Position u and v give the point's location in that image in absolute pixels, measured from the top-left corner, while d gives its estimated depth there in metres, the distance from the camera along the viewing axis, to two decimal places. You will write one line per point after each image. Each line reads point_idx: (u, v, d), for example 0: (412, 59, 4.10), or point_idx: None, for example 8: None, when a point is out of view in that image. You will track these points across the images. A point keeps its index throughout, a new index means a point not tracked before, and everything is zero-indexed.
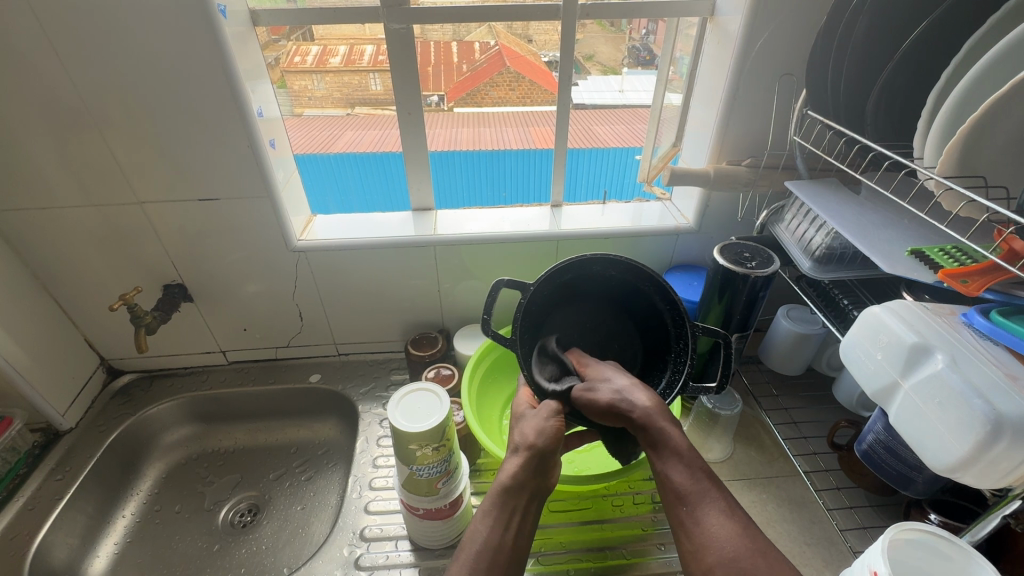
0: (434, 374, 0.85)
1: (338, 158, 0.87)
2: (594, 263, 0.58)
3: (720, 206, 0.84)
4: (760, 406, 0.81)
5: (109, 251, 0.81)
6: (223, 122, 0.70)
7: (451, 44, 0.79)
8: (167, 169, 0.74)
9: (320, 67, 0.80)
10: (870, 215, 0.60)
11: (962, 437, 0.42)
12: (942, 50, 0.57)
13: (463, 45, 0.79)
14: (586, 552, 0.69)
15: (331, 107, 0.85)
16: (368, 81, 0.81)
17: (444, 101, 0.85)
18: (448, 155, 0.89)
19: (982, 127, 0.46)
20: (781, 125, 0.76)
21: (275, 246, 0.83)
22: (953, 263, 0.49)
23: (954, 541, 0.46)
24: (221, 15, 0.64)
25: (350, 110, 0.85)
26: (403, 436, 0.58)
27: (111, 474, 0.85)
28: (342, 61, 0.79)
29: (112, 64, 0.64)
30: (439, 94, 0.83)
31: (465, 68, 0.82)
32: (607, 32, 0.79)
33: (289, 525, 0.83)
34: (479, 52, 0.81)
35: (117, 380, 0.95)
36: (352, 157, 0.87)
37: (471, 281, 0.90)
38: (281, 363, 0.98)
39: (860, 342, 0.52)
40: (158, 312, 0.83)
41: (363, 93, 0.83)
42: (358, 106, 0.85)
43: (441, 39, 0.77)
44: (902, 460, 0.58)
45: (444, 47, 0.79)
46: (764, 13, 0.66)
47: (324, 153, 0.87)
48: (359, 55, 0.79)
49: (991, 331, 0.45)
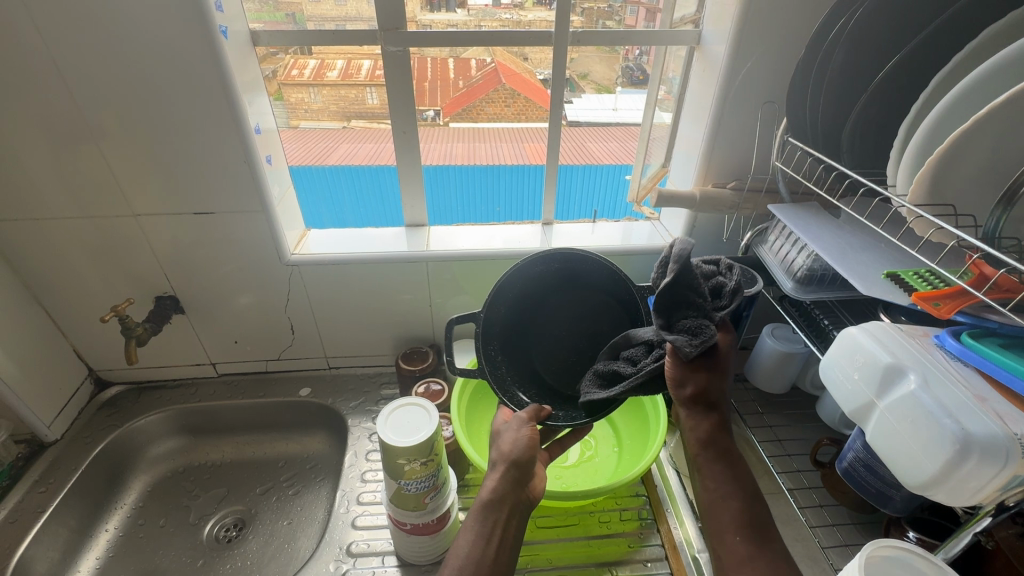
0: (423, 390, 0.85)
1: (333, 170, 0.88)
2: (530, 264, 0.60)
3: (707, 226, 0.86)
4: (745, 423, 0.82)
5: (102, 262, 0.81)
6: (220, 136, 0.71)
7: (448, 61, 0.80)
8: (163, 183, 0.75)
9: (317, 81, 0.81)
10: (848, 239, 0.63)
11: (933, 457, 0.43)
12: (911, 86, 0.60)
13: (459, 62, 0.81)
14: (571, 569, 0.70)
15: (327, 120, 0.86)
16: (365, 95, 0.82)
17: (440, 116, 0.86)
18: (442, 169, 0.90)
19: (950, 157, 0.48)
20: (765, 149, 0.79)
21: (268, 260, 0.83)
22: (927, 286, 0.51)
23: (929, 559, 0.47)
24: (221, 35, 0.65)
25: (347, 123, 0.86)
26: (391, 451, 0.58)
27: (95, 487, 0.84)
28: (338, 75, 0.81)
29: (113, 80, 0.66)
30: (435, 110, 0.84)
31: (461, 84, 0.84)
32: (602, 52, 0.81)
33: (275, 541, 0.83)
34: (475, 69, 0.83)
35: (105, 391, 0.95)
36: (347, 168, 0.88)
37: (461, 296, 0.92)
38: (271, 376, 0.98)
39: (838, 362, 0.54)
40: (148, 324, 0.83)
41: (360, 107, 0.84)
42: (355, 120, 0.86)
43: (439, 56, 0.79)
44: (881, 478, 0.59)
45: (441, 64, 0.80)
46: (746, 42, 0.69)
47: (320, 164, 0.88)
48: (357, 70, 0.80)
49: (961, 353, 0.46)
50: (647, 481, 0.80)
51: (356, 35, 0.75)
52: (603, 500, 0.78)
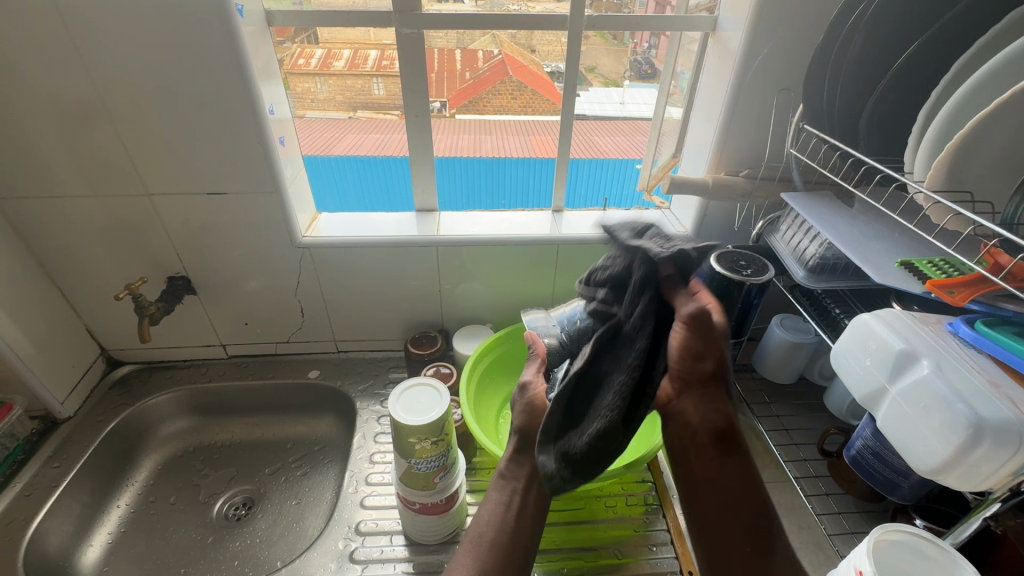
0: (432, 373, 0.86)
1: (338, 161, 0.89)
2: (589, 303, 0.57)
3: (718, 214, 0.86)
4: (752, 412, 0.83)
5: (115, 242, 0.82)
6: (236, 118, 0.72)
7: (456, 52, 0.80)
8: (177, 164, 0.75)
9: (323, 71, 0.82)
10: (862, 227, 0.62)
11: (946, 441, 0.43)
12: (930, 75, 0.60)
13: (466, 53, 0.81)
14: (578, 551, 0.70)
15: (333, 110, 0.87)
16: (371, 86, 0.83)
17: (446, 107, 0.86)
18: (449, 161, 0.90)
19: (971, 142, 0.48)
20: (778, 138, 0.78)
21: (280, 242, 0.84)
22: (941, 275, 0.51)
23: (936, 543, 0.48)
24: (237, 14, 0.65)
25: (353, 113, 0.87)
26: (403, 429, 0.58)
27: (108, 463, 0.85)
28: (344, 65, 0.81)
29: (130, 58, 0.66)
30: (441, 101, 0.84)
31: (468, 76, 0.84)
32: (610, 45, 0.81)
33: (284, 520, 0.84)
34: (483, 61, 0.83)
35: (117, 370, 0.96)
36: (353, 157, 0.89)
37: (470, 282, 0.92)
38: (280, 358, 0.99)
39: (851, 349, 0.54)
40: (161, 303, 0.84)
41: (366, 97, 0.84)
42: (360, 111, 0.86)
43: (445, 47, 0.79)
44: (889, 466, 0.60)
45: (448, 55, 0.80)
46: (763, 29, 0.69)
47: (327, 154, 0.88)
48: (363, 60, 0.80)
49: (975, 340, 0.46)
50: (653, 468, 0.81)
51: (369, 18, 0.75)
52: (609, 485, 0.78)
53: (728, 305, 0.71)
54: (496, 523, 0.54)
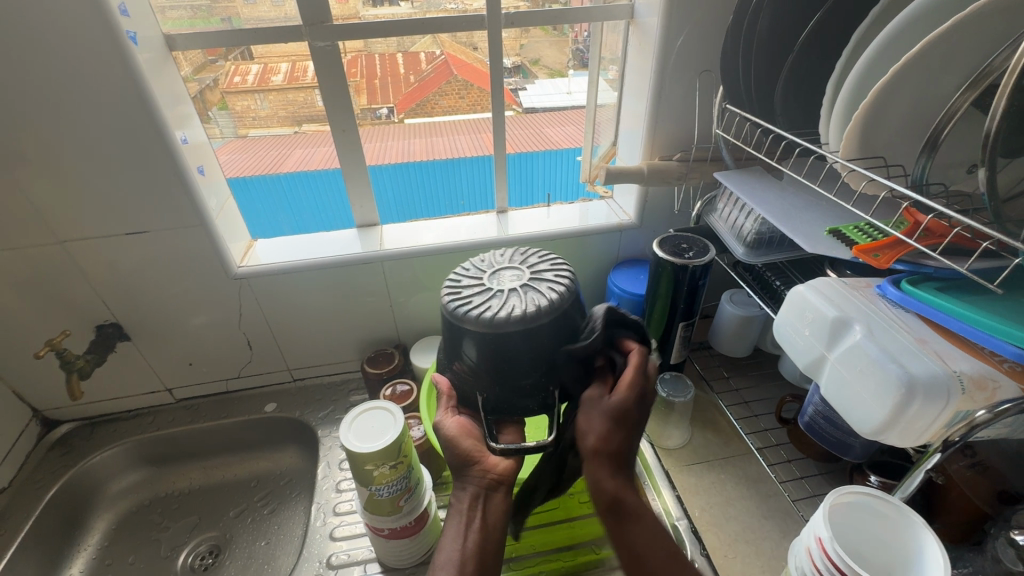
0: (390, 392, 0.84)
1: (288, 178, 0.85)
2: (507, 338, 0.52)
3: (659, 200, 0.86)
4: (711, 389, 0.84)
5: (34, 296, 0.76)
6: (146, 150, 0.67)
7: (397, 56, 0.79)
8: (88, 207, 0.70)
9: (263, 86, 0.78)
10: (790, 200, 0.64)
11: (882, 402, 0.44)
12: (831, 47, 0.62)
13: (408, 57, 0.79)
14: (556, 552, 0.70)
15: (278, 126, 0.83)
16: (314, 98, 0.78)
17: (394, 113, 0.85)
18: (403, 167, 0.88)
19: (875, 106, 0.49)
20: (706, 118, 0.79)
21: (214, 276, 0.80)
22: (866, 239, 0.52)
23: (887, 499, 0.50)
24: (131, 42, 0.61)
25: (298, 128, 0.83)
26: (358, 457, 0.56)
27: (52, 532, 0.79)
28: (284, 79, 0.77)
29: (13, 99, 0.61)
30: (388, 107, 0.84)
31: (413, 79, 0.82)
32: (551, 36, 0.81)
33: (254, 562, 0.80)
34: (426, 62, 0.81)
35: (54, 431, 0.90)
36: (303, 174, 0.85)
37: (423, 293, 0.90)
38: (233, 395, 0.95)
39: (790, 321, 0.55)
40: (90, 355, 0.79)
41: (309, 110, 0.80)
42: (305, 123, 0.82)
43: (387, 52, 0.78)
44: (840, 428, 0.62)
45: (389, 60, 0.79)
46: (678, 13, 0.69)
47: (273, 174, 0.84)
48: (302, 72, 0.76)
49: (902, 300, 0.48)
50: None
51: (280, 34, 0.71)
52: None
53: (678, 285, 0.72)
54: (453, 546, 0.50)
